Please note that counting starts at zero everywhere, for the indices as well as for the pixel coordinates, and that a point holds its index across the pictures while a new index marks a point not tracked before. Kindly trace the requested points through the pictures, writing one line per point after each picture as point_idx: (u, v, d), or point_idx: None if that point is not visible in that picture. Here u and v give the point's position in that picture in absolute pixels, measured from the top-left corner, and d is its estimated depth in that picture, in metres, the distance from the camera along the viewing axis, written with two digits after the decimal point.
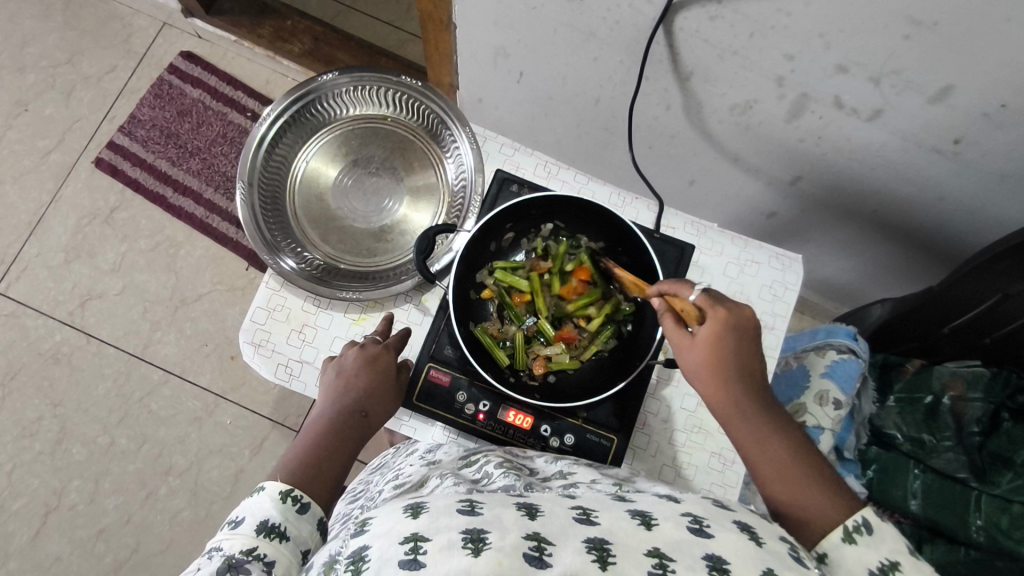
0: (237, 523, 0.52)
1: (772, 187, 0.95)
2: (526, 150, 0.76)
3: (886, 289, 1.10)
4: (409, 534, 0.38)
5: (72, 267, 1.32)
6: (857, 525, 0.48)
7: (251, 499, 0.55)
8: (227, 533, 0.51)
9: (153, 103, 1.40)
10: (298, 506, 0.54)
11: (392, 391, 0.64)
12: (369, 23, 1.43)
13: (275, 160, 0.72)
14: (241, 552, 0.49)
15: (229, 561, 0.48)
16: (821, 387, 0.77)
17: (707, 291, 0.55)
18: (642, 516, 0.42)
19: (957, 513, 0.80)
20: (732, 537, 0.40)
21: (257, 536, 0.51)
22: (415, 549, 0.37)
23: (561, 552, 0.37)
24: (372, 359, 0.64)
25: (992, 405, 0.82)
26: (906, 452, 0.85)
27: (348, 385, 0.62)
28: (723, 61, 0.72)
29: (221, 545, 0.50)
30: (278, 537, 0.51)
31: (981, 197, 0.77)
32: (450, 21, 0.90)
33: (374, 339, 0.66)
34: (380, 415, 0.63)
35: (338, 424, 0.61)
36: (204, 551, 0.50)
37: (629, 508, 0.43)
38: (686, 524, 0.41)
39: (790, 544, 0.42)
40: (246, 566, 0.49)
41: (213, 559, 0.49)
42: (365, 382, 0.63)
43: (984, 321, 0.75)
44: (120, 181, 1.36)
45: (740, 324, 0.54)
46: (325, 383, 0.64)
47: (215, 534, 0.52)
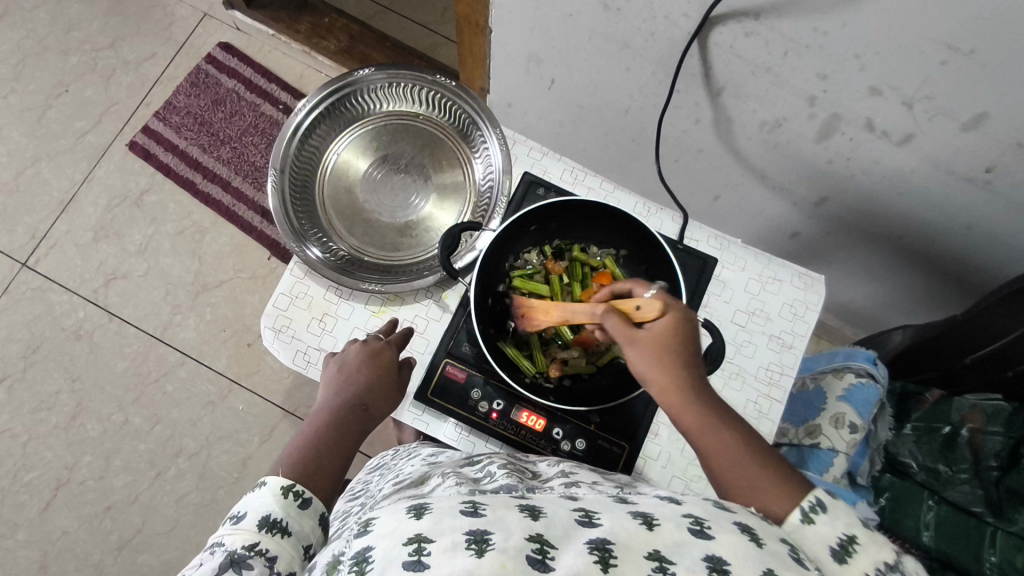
0: (239, 518, 0.51)
1: (798, 206, 0.95)
2: (553, 155, 0.77)
3: (907, 317, 1.09)
4: (413, 535, 0.38)
5: (99, 246, 1.35)
6: (812, 504, 0.45)
7: (253, 492, 0.54)
8: (229, 528, 0.50)
9: (189, 91, 1.43)
10: (300, 500, 0.53)
11: (394, 385, 0.63)
12: (405, 25, 1.46)
13: (308, 149, 0.74)
14: (243, 548, 0.48)
15: (231, 558, 0.47)
16: (836, 410, 0.76)
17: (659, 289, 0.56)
18: (643, 517, 0.41)
19: (969, 547, 0.77)
20: (733, 538, 0.40)
21: (259, 532, 0.49)
22: (419, 551, 0.37)
23: (563, 557, 0.37)
24: (373, 355, 0.63)
25: (1012, 440, 0.79)
26: (921, 482, 0.83)
27: (348, 379, 0.62)
28: (756, 77, 0.73)
29: (223, 540, 0.49)
30: (280, 532, 0.50)
31: (1010, 229, 0.76)
32: (486, 26, 0.91)
33: (378, 336, 0.66)
34: (380, 410, 0.62)
35: (338, 417, 0.60)
36: (208, 545, 0.50)
37: (631, 508, 0.43)
38: (687, 525, 0.41)
39: (791, 547, 0.42)
40: (248, 561, 0.48)
41: (216, 554, 0.48)
42: (366, 376, 0.62)
43: (1007, 354, 0.73)
44: (152, 165, 1.39)
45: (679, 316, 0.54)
46: (325, 377, 0.63)
47: (218, 528, 0.51)
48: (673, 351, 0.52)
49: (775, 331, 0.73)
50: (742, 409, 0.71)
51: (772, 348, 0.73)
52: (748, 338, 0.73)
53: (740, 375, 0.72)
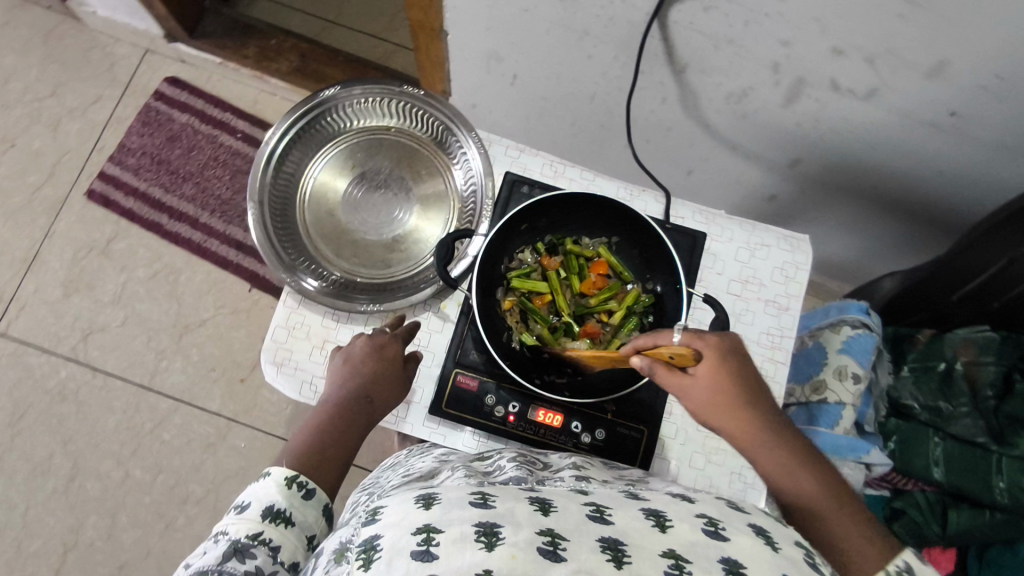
0: (244, 507, 0.53)
1: (771, 170, 0.97)
2: (530, 151, 0.76)
3: (885, 263, 1.12)
4: (422, 525, 0.38)
5: (72, 301, 1.31)
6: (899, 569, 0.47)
7: (257, 483, 0.56)
8: (234, 516, 0.52)
9: (142, 131, 1.39)
10: (304, 492, 0.55)
11: (399, 381, 0.64)
12: (353, 36, 1.44)
13: (283, 178, 0.73)
14: (247, 536, 0.50)
15: (236, 546, 0.50)
16: (838, 362, 0.78)
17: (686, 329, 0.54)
18: (656, 518, 0.41)
19: (979, 476, 0.80)
20: (748, 541, 0.40)
21: (262, 521, 0.52)
22: (428, 540, 0.37)
23: (574, 549, 0.37)
24: (379, 349, 0.63)
25: (1005, 368, 0.82)
26: (925, 421, 0.85)
27: (353, 372, 0.62)
28: (718, 51, 0.73)
29: (227, 529, 0.51)
30: (284, 523, 0.52)
31: (978, 168, 0.79)
32: (441, 29, 0.91)
33: (383, 331, 0.65)
34: (385, 404, 0.63)
35: (343, 410, 0.61)
36: (212, 531, 0.52)
37: (643, 507, 0.43)
38: (701, 526, 0.41)
39: (806, 550, 0.42)
40: (252, 550, 0.50)
41: (221, 542, 0.50)
42: (372, 371, 0.62)
43: (992, 287, 0.74)
44: (114, 212, 1.35)
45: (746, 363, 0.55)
46: (331, 369, 0.64)
47: (224, 516, 0.53)
48: (738, 394, 0.54)
49: (770, 295, 0.75)
50: None
51: (770, 312, 0.74)
52: (746, 306, 0.74)
53: (743, 343, 0.73)
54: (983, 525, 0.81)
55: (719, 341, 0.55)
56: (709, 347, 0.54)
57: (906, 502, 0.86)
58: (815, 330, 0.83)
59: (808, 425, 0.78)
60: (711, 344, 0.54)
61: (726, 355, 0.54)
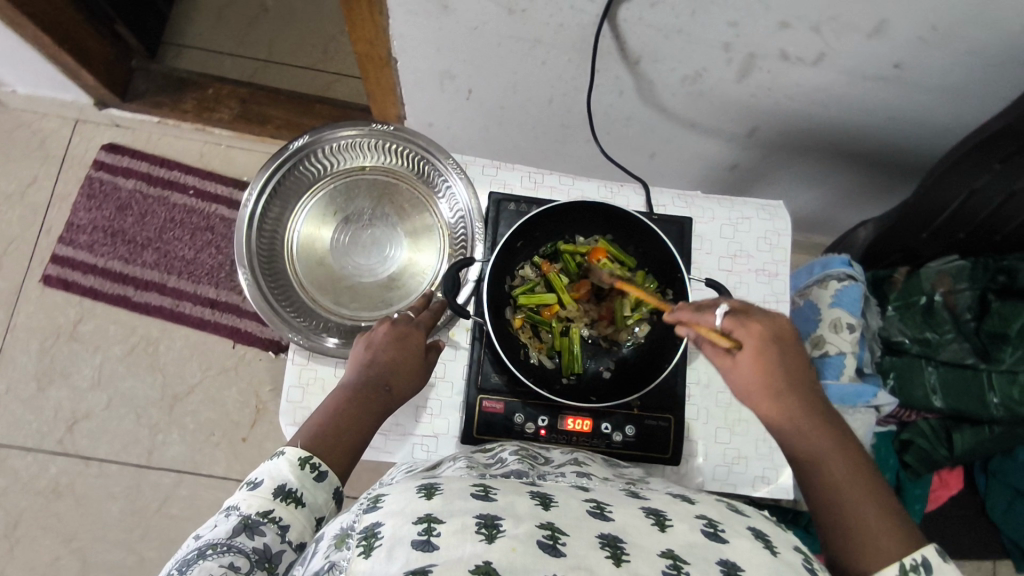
0: (256, 483, 0.52)
1: (731, 142, 1.00)
2: (507, 166, 0.77)
3: (848, 209, 1.17)
4: (424, 515, 0.38)
5: (48, 393, 1.26)
6: (915, 562, 0.47)
7: (271, 461, 0.54)
8: (245, 492, 0.51)
9: (88, 205, 1.34)
10: (315, 473, 0.53)
11: (418, 369, 0.63)
12: (290, 72, 1.41)
13: (267, 236, 0.72)
14: (257, 513, 0.49)
15: (246, 522, 0.49)
16: (832, 316, 0.82)
17: (731, 314, 0.58)
18: (655, 516, 0.42)
19: (974, 396, 0.87)
20: (746, 543, 0.40)
21: (273, 500, 0.50)
22: (429, 530, 0.37)
23: (573, 543, 0.38)
24: (401, 337, 0.63)
25: (979, 290, 0.88)
26: (917, 353, 0.91)
27: (374, 359, 0.61)
28: (670, 40, 0.75)
29: (238, 504, 0.50)
30: (295, 502, 0.51)
31: (924, 111, 0.83)
32: (390, 57, 0.90)
33: (407, 318, 0.65)
34: (403, 392, 0.62)
35: (361, 393, 0.59)
36: (223, 507, 0.51)
37: (643, 505, 0.43)
38: (699, 527, 0.41)
39: (805, 555, 0.42)
40: (262, 527, 0.49)
41: (231, 518, 0.49)
42: (395, 356, 0.62)
43: (959, 218, 0.80)
44: (76, 293, 1.30)
45: (790, 350, 0.58)
46: (353, 353, 0.63)
47: (236, 490, 0.52)
48: (772, 378, 0.57)
49: (759, 265, 0.78)
50: None
51: (762, 281, 0.77)
52: (739, 279, 0.77)
53: None
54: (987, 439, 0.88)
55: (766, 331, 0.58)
56: (751, 335, 0.57)
57: (912, 433, 0.93)
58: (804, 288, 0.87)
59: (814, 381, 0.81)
60: (751, 333, 0.57)
61: (765, 343, 0.57)
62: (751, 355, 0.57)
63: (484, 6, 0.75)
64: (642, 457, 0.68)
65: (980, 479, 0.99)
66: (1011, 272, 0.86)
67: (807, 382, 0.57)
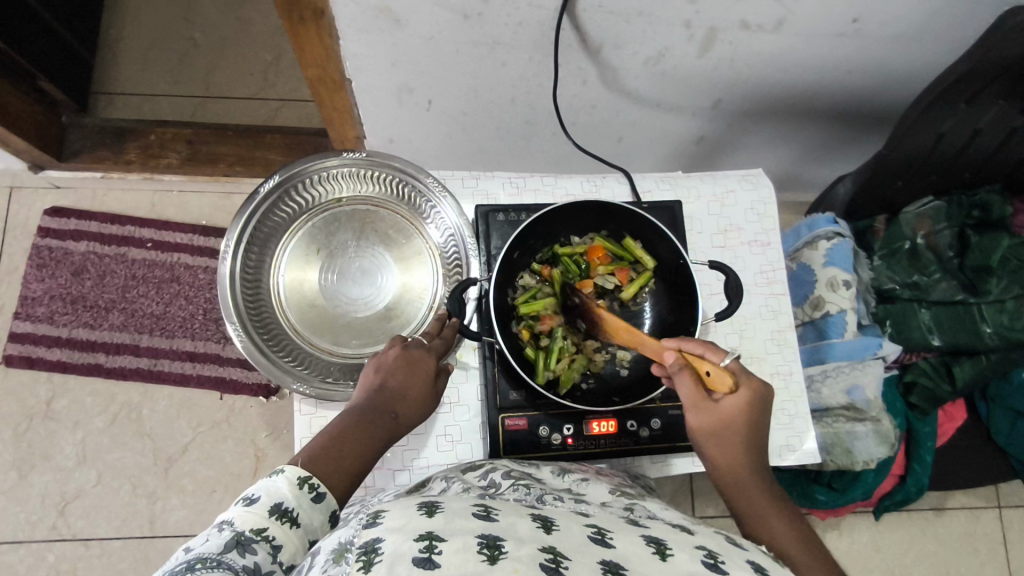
0: (250, 499, 0.48)
1: (698, 117, 0.99)
2: (487, 175, 0.76)
3: (816, 163, 1.19)
4: (424, 532, 0.37)
5: (33, 479, 1.19)
6: None
7: (267, 477, 0.51)
8: (239, 508, 0.47)
9: (40, 275, 1.27)
10: (314, 494, 0.50)
11: (425, 398, 0.61)
12: (233, 105, 1.35)
13: (251, 288, 0.70)
14: (251, 530, 0.46)
15: (239, 540, 0.45)
16: (829, 275, 0.92)
17: (735, 359, 0.58)
18: (657, 545, 0.41)
19: (968, 329, 0.91)
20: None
21: (269, 518, 0.47)
22: (430, 548, 0.35)
23: (577, 567, 0.36)
24: (413, 363, 0.61)
25: (957, 228, 0.93)
26: (910, 298, 0.96)
27: (385, 385, 0.59)
28: (630, 24, 0.74)
29: (231, 518, 0.46)
30: (291, 522, 0.47)
31: (884, 60, 0.84)
32: (343, 78, 0.84)
33: (419, 342, 0.63)
34: (408, 422, 0.59)
35: (369, 417, 0.57)
36: (214, 521, 0.47)
37: (645, 534, 0.42)
38: (700, 558, 0.40)
39: None
40: (254, 546, 0.45)
41: (224, 532, 0.45)
42: (406, 382, 0.60)
43: (931, 160, 0.83)
44: (43, 369, 1.23)
45: (759, 403, 0.57)
46: (362, 376, 0.61)
47: (229, 504, 0.48)
48: (733, 435, 0.57)
49: (751, 236, 0.78)
50: (758, 317, 0.76)
51: (756, 252, 0.77)
52: (734, 254, 0.77)
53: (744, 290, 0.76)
54: (986, 369, 0.93)
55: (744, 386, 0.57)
56: (741, 388, 0.57)
57: (914, 373, 0.98)
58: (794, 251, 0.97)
59: (820, 339, 0.93)
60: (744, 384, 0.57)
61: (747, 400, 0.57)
62: (730, 409, 0.57)
63: (438, 14, 0.72)
64: (672, 447, 0.68)
65: (982, 407, 1.05)
66: (985, 206, 0.91)
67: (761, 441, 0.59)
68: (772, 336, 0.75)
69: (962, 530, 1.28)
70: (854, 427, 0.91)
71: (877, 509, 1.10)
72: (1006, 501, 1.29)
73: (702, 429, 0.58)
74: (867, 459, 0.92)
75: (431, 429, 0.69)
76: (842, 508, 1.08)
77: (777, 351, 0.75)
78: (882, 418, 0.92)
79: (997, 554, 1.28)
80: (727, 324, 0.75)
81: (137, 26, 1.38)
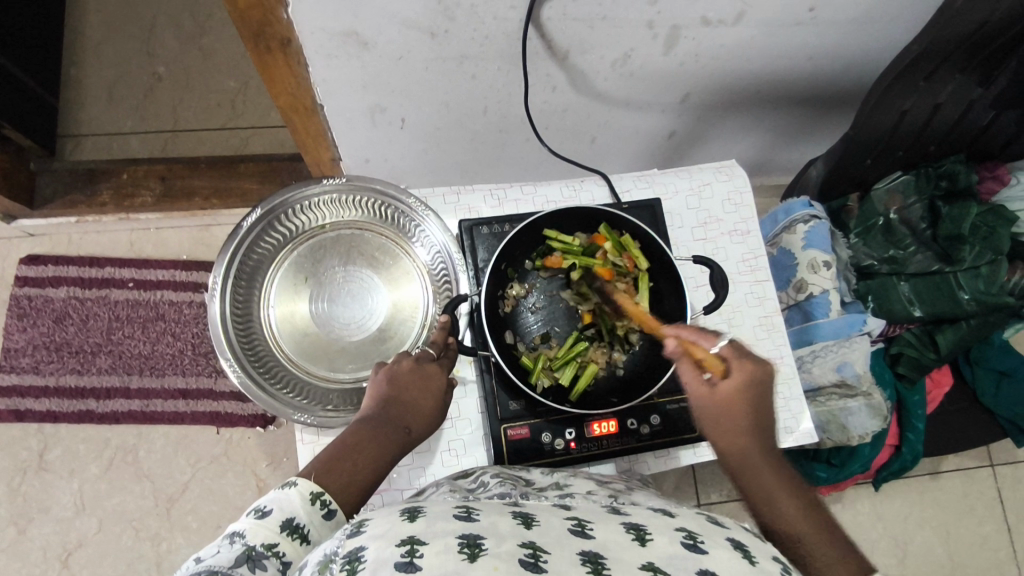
0: (262, 512, 0.46)
1: (668, 112, 1.00)
2: (467, 189, 0.76)
3: (787, 147, 1.21)
4: (406, 536, 0.37)
5: (32, 533, 1.17)
6: None
7: (278, 489, 0.49)
8: (251, 521, 0.45)
9: (22, 325, 1.25)
10: (325, 511, 0.48)
11: (435, 412, 0.59)
12: (204, 137, 1.35)
13: (242, 324, 0.70)
14: (261, 546, 0.44)
15: (249, 554, 0.43)
16: (809, 257, 0.95)
17: (729, 343, 0.58)
18: (636, 531, 0.41)
19: (946, 298, 0.96)
20: (726, 554, 0.40)
21: (280, 533, 0.45)
22: (412, 551, 0.36)
23: (556, 561, 0.36)
24: (424, 377, 0.60)
25: (927, 199, 0.95)
26: (888, 272, 1.00)
27: (397, 397, 0.58)
28: (595, 29, 0.75)
29: (242, 531, 0.44)
30: (301, 539, 0.45)
31: (843, 43, 0.86)
32: (314, 103, 0.83)
33: (430, 356, 0.62)
34: (420, 436, 0.58)
35: (383, 429, 0.55)
36: (225, 533, 0.45)
37: (625, 521, 0.43)
38: (679, 540, 0.41)
39: (783, 565, 0.42)
40: (264, 561, 0.43)
41: (235, 545, 0.43)
42: (417, 396, 0.59)
43: (895, 140, 0.86)
44: (32, 421, 1.21)
45: (763, 384, 0.58)
46: (372, 388, 0.59)
47: (240, 515, 0.46)
48: (740, 415, 0.57)
49: (730, 226, 0.79)
50: (744, 305, 0.77)
51: (737, 241, 0.79)
52: (716, 245, 0.79)
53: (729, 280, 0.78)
54: (966, 333, 0.97)
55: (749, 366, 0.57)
56: (741, 370, 0.57)
57: (900, 345, 1.03)
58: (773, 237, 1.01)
59: (806, 320, 0.97)
60: (745, 367, 0.57)
61: (746, 381, 0.57)
62: (731, 392, 0.57)
63: (404, 34, 0.72)
64: (673, 440, 0.69)
65: (967, 372, 1.09)
66: (951, 176, 0.93)
67: (766, 419, 0.58)
68: (759, 323, 0.76)
69: (960, 490, 1.31)
70: (846, 404, 0.94)
71: (877, 479, 1.13)
72: (998, 458, 1.32)
73: (708, 410, 0.58)
74: (863, 433, 0.94)
75: (435, 445, 0.69)
76: (844, 483, 1.11)
77: (767, 336, 0.76)
78: (873, 391, 0.94)
79: (995, 510, 1.31)
80: (716, 316, 0.76)
81: (98, 65, 1.36)
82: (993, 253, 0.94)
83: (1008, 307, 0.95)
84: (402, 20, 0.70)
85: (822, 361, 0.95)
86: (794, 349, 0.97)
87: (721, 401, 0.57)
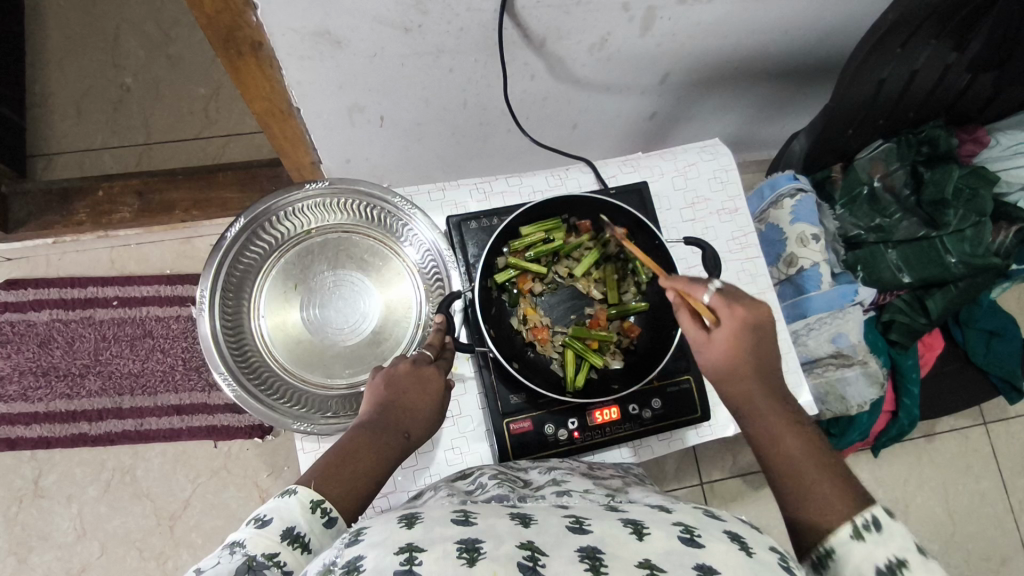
0: (260, 522, 0.45)
1: (648, 95, 1.00)
2: (453, 184, 0.75)
3: (767, 120, 1.21)
4: (405, 544, 0.37)
5: (34, 561, 1.16)
6: (865, 522, 0.47)
7: (277, 498, 0.48)
8: (250, 530, 0.44)
9: (7, 352, 1.23)
10: (326, 519, 0.47)
11: (432, 414, 0.59)
12: (178, 148, 1.32)
13: (232, 336, 0.69)
14: (262, 556, 0.43)
15: (249, 565, 0.42)
16: (798, 231, 0.97)
17: (719, 290, 0.56)
18: (633, 525, 0.41)
19: (934, 262, 0.97)
20: (723, 547, 0.40)
21: (280, 543, 0.44)
22: (411, 559, 0.35)
23: (554, 562, 0.36)
24: (423, 380, 0.59)
25: (911, 166, 0.97)
26: (875, 241, 1.02)
27: (397, 402, 0.57)
28: (571, 14, 0.74)
29: (241, 539, 0.44)
30: (303, 548, 0.45)
31: (818, 14, 0.86)
32: (290, 106, 0.81)
33: (427, 358, 0.61)
34: (419, 440, 0.57)
35: (382, 436, 0.54)
36: (224, 542, 0.44)
37: (622, 517, 0.42)
38: (676, 534, 0.40)
39: (781, 555, 0.42)
40: (266, 572, 0.42)
41: (235, 555, 0.42)
42: (415, 400, 0.58)
43: (874, 109, 0.86)
44: (25, 448, 1.19)
45: (761, 328, 0.55)
46: (370, 391, 0.58)
47: (239, 526, 0.45)
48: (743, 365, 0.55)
49: (718, 205, 0.79)
50: (737, 282, 0.77)
51: (724, 220, 0.79)
52: (705, 225, 0.79)
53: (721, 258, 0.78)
54: (955, 296, 0.99)
55: (750, 317, 0.55)
56: (733, 316, 0.55)
57: (890, 313, 1.04)
58: (760, 214, 1.02)
59: (799, 294, 0.99)
60: (738, 313, 0.55)
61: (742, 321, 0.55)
62: (726, 337, 0.55)
63: (377, 31, 0.71)
64: (674, 423, 0.70)
65: (957, 333, 1.11)
66: (932, 141, 0.95)
67: (770, 361, 0.56)
68: (754, 300, 0.77)
69: (954, 449, 1.33)
70: (843, 373, 0.96)
71: (876, 445, 1.15)
72: (990, 415, 1.35)
73: (709, 356, 0.56)
74: (861, 402, 0.97)
75: (436, 444, 0.69)
76: (845, 451, 1.13)
77: None
78: (869, 360, 0.95)
79: (989, 467, 1.33)
80: None
81: (63, 81, 1.33)
82: (977, 215, 0.95)
83: (995, 267, 0.97)
84: (373, 16, 0.68)
85: (817, 335, 0.96)
86: (789, 324, 0.99)
87: (719, 348, 0.55)
